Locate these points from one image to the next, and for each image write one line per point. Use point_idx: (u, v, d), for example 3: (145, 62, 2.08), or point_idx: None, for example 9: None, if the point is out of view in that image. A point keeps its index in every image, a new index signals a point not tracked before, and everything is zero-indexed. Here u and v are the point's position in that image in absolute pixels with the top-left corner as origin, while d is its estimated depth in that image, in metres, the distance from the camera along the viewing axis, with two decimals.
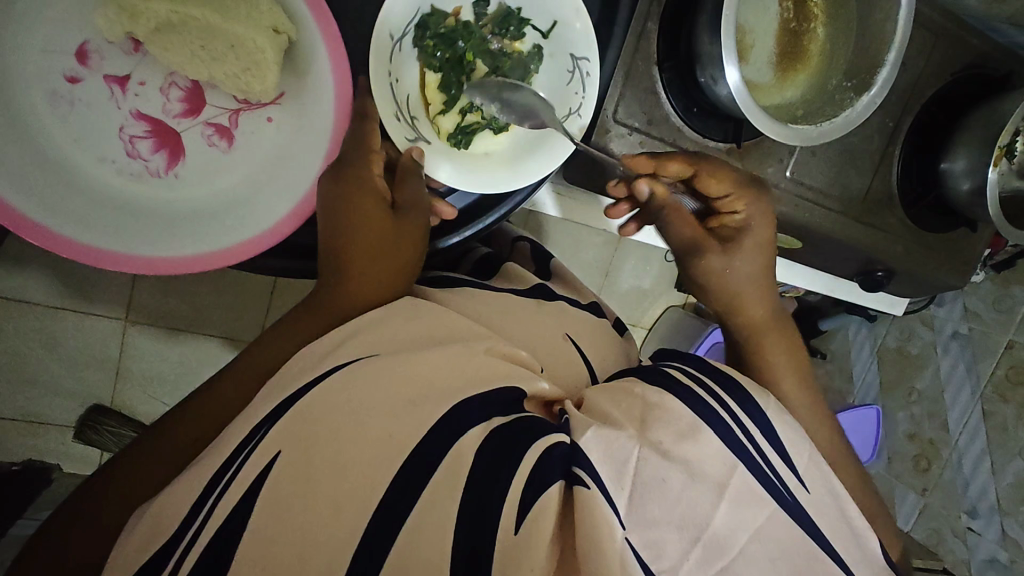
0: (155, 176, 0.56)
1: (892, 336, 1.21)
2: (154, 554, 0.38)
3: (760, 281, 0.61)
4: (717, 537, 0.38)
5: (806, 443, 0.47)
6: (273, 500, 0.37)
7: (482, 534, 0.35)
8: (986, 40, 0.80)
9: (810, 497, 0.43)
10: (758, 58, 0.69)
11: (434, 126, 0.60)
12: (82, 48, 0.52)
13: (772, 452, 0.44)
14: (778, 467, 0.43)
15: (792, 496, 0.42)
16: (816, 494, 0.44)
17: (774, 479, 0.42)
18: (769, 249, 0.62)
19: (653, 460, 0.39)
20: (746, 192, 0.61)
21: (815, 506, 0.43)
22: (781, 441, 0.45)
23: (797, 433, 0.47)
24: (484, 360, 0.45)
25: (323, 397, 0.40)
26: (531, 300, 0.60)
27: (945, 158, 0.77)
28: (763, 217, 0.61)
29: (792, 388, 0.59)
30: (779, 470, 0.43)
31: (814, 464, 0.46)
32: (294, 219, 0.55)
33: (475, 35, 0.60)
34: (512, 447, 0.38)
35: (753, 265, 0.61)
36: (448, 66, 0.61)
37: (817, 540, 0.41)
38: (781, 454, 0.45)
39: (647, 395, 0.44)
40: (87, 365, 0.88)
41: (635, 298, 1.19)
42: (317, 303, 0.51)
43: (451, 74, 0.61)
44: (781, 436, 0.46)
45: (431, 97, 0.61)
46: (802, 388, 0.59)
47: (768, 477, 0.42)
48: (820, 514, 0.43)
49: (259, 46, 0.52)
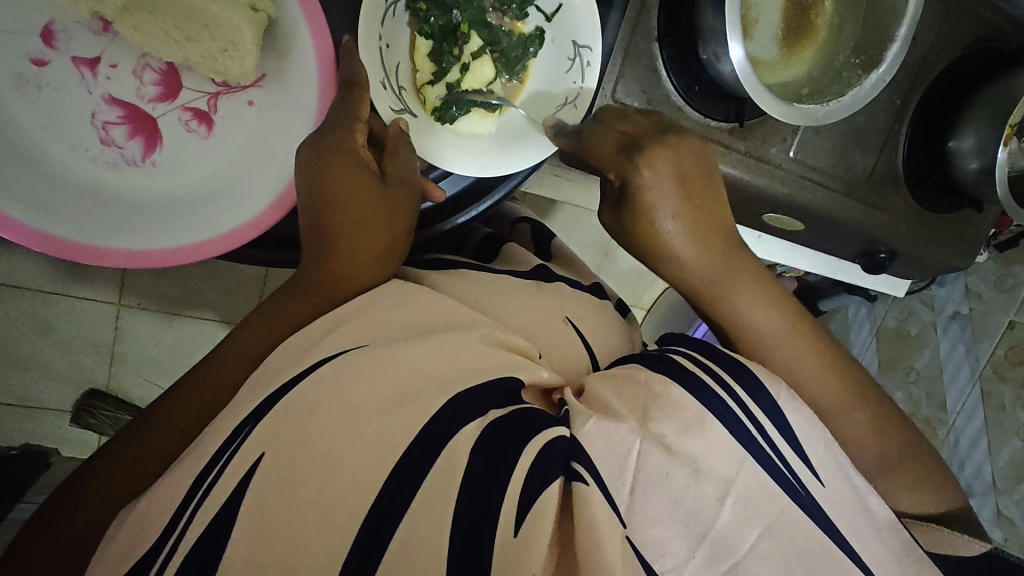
0: (132, 164, 0.54)
1: (892, 316, 1.17)
2: (142, 554, 0.37)
3: (693, 224, 0.51)
4: (724, 536, 0.37)
5: (820, 432, 0.44)
6: (257, 508, 0.36)
7: (477, 543, 0.33)
8: (998, 12, 0.77)
9: (824, 491, 0.41)
10: (762, 34, 0.66)
11: (420, 97, 0.58)
12: (48, 29, 0.50)
13: (783, 443, 0.42)
14: (791, 459, 0.41)
15: (806, 491, 0.40)
16: (833, 488, 0.41)
17: (786, 472, 0.40)
18: (686, 200, 0.51)
19: (655, 453, 0.38)
20: (617, 160, 0.51)
21: (831, 501, 0.41)
22: (793, 432, 0.43)
23: (811, 420, 0.45)
24: (478, 349, 0.43)
25: (307, 394, 0.39)
26: (527, 283, 0.58)
27: (954, 136, 0.75)
28: (659, 178, 0.49)
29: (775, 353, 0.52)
30: (791, 462, 0.41)
31: (828, 454, 0.43)
32: (278, 208, 0.53)
33: (474, 4, 0.57)
34: (508, 446, 0.37)
35: (675, 228, 0.51)
36: (440, 34, 0.57)
37: (833, 538, 0.39)
38: (794, 445, 0.42)
39: (650, 383, 0.43)
40: (80, 349, 0.87)
41: (635, 277, 1.18)
42: (304, 285, 0.48)
43: (443, 42, 0.57)
44: (794, 426, 0.43)
45: (419, 65, 0.58)
46: (780, 340, 0.52)
47: (779, 471, 0.40)
48: (836, 508, 0.40)
49: (236, 26, 0.50)
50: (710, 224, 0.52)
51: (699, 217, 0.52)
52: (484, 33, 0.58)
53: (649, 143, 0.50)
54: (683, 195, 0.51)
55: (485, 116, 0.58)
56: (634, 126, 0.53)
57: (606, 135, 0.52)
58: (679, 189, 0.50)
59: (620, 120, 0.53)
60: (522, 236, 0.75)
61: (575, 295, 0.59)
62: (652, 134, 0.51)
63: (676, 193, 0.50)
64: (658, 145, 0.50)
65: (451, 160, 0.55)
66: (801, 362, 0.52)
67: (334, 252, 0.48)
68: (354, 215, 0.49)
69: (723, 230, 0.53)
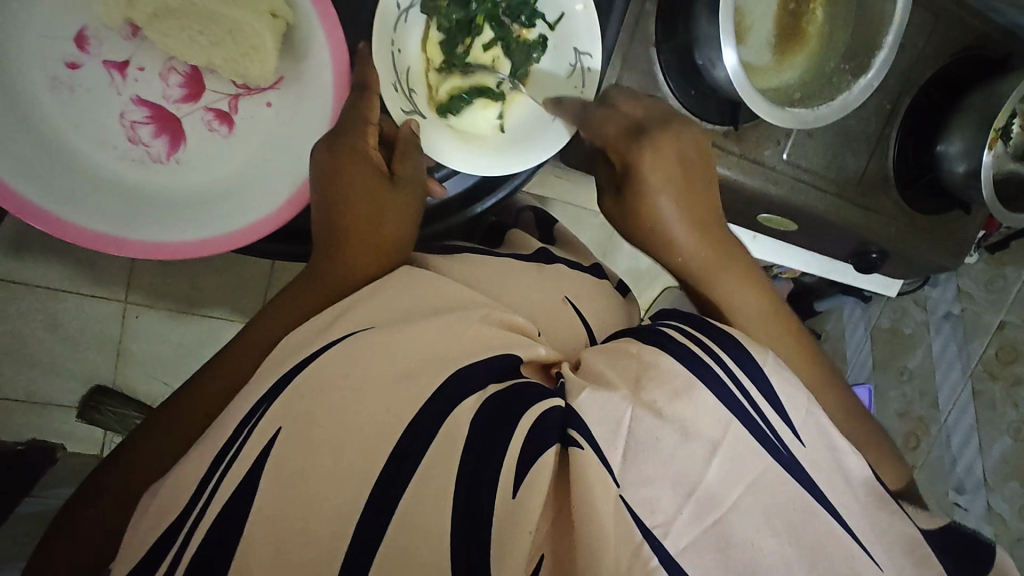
0: (157, 161, 0.56)
1: (886, 315, 1.21)
2: (172, 521, 0.40)
3: (684, 198, 0.56)
4: (710, 491, 0.38)
5: (805, 398, 0.46)
6: (276, 476, 0.38)
7: (479, 505, 0.35)
8: (984, 21, 0.80)
9: (805, 451, 0.43)
10: (756, 41, 0.69)
11: (433, 89, 0.60)
12: (81, 34, 0.53)
13: (769, 409, 0.44)
14: (774, 422, 0.43)
15: (788, 451, 0.42)
16: (813, 449, 0.44)
17: (770, 434, 0.42)
18: (682, 186, 0.56)
19: (646, 419, 0.40)
20: (623, 142, 0.56)
21: (812, 460, 0.43)
22: (778, 397, 0.45)
23: (796, 387, 0.47)
24: (481, 329, 0.45)
25: (321, 373, 0.42)
26: (530, 264, 0.61)
27: (942, 141, 0.78)
28: (659, 157, 0.55)
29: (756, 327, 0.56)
30: (775, 426, 0.43)
31: (813, 419, 0.45)
32: (294, 205, 0.56)
33: None
34: (506, 413, 0.39)
35: (676, 218, 0.55)
36: (457, 27, 0.59)
37: (813, 495, 0.40)
38: (779, 411, 0.44)
39: (643, 355, 0.45)
40: (88, 347, 0.87)
41: (633, 277, 1.20)
42: (318, 272, 0.51)
43: (457, 35, 0.60)
44: (779, 392, 0.46)
45: (432, 56, 0.60)
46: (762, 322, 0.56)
47: (763, 432, 0.42)
48: (817, 467, 0.42)
49: (257, 31, 0.53)
50: (703, 210, 0.57)
51: (697, 206, 0.56)
52: (495, 27, 0.60)
53: (655, 128, 0.56)
54: (684, 185, 0.56)
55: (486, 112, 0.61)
56: (643, 112, 0.58)
57: (613, 119, 0.57)
58: (679, 175, 0.55)
59: (625, 103, 0.59)
60: (526, 224, 0.78)
61: (574, 279, 0.61)
62: (658, 127, 0.56)
63: (675, 182, 0.55)
64: (663, 130, 0.56)
65: (445, 150, 0.57)
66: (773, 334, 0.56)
67: (344, 239, 0.51)
68: (363, 196, 0.51)
69: (710, 213, 0.57)
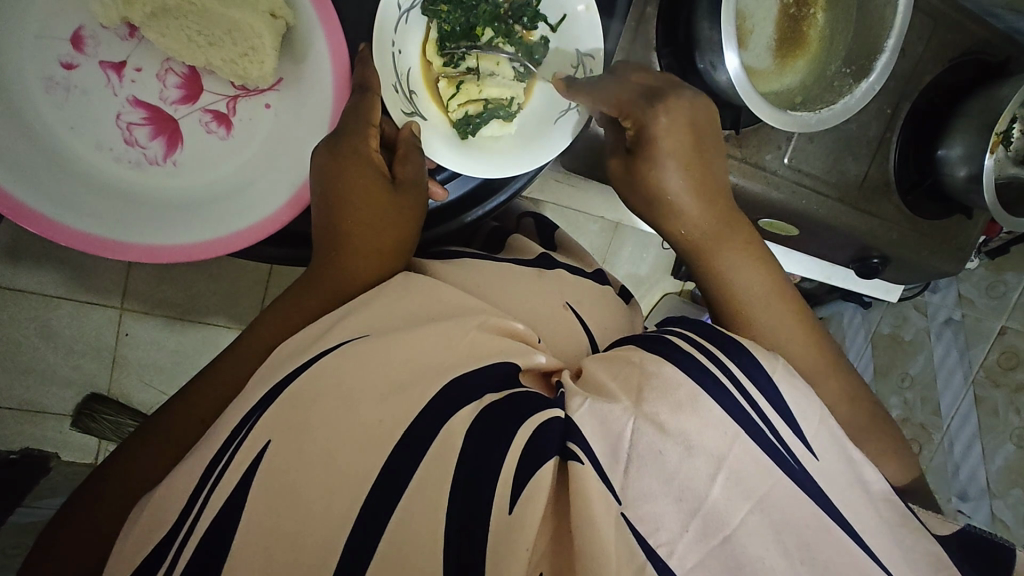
0: (155, 163, 0.56)
1: (887, 322, 1.21)
2: (166, 531, 0.39)
3: (693, 167, 0.53)
4: (716, 509, 0.37)
5: (815, 408, 0.45)
6: (266, 488, 0.37)
7: (473, 518, 0.35)
8: (985, 27, 0.79)
9: (818, 464, 0.42)
10: (757, 44, 0.69)
11: (436, 94, 0.61)
12: (78, 34, 0.52)
13: (779, 421, 0.43)
14: (784, 434, 0.42)
15: (799, 463, 0.41)
16: (826, 461, 0.43)
17: (779, 447, 0.41)
18: (692, 155, 0.52)
19: (648, 432, 0.39)
20: (636, 108, 0.51)
21: (825, 474, 0.42)
22: (788, 409, 0.44)
23: (806, 397, 0.46)
24: (479, 337, 0.44)
25: (315, 382, 0.41)
26: (531, 269, 0.60)
27: (942, 145, 0.77)
28: (674, 126, 0.51)
29: (754, 306, 0.55)
30: (786, 439, 0.42)
31: (822, 428, 0.44)
32: (290, 209, 0.55)
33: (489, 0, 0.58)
34: (503, 425, 0.38)
35: (680, 183, 0.53)
36: (457, 32, 0.59)
37: (826, 510, 0.39)
38: (789, 423, 0.43)
39: (644, 363, 0.44)
40: (82, 354, 0.85)
41: (633, 282, 1.20)
42: (315, 281, 0.50)
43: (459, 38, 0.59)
44: (789, 402, 0.45)
45: (432, 59, 0.60)
46: (763, 302, 0.55)
47: (772, 445, 0.41)
48: (830, 480, 0.42)
49: (258, 32, 0.52)
50: (711, 182, 0.54)
51: (705, 177, 0.54)
52: (496, 31, 0.59)
53: (671, 95, 0.51)
54: (694, 156, 0.52)
55: (504, 124, 0.61)
56: (653, 79, 0.54)
57: (624, 88, 0.53)
58: (693, 144, 0.52)
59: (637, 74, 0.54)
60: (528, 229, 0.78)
61: (574, 284, 0.60)
62: (676, 91, 0.52)
63: (688, 149, 0.52)
64: (678, 97, 0.51)
65: (443, 154, 0.57)
66: (773, 316, 0.55)
67: (341, 247, 0.50)
68: (359, 203, 0.50)
69: (718, 187, 0.55)
